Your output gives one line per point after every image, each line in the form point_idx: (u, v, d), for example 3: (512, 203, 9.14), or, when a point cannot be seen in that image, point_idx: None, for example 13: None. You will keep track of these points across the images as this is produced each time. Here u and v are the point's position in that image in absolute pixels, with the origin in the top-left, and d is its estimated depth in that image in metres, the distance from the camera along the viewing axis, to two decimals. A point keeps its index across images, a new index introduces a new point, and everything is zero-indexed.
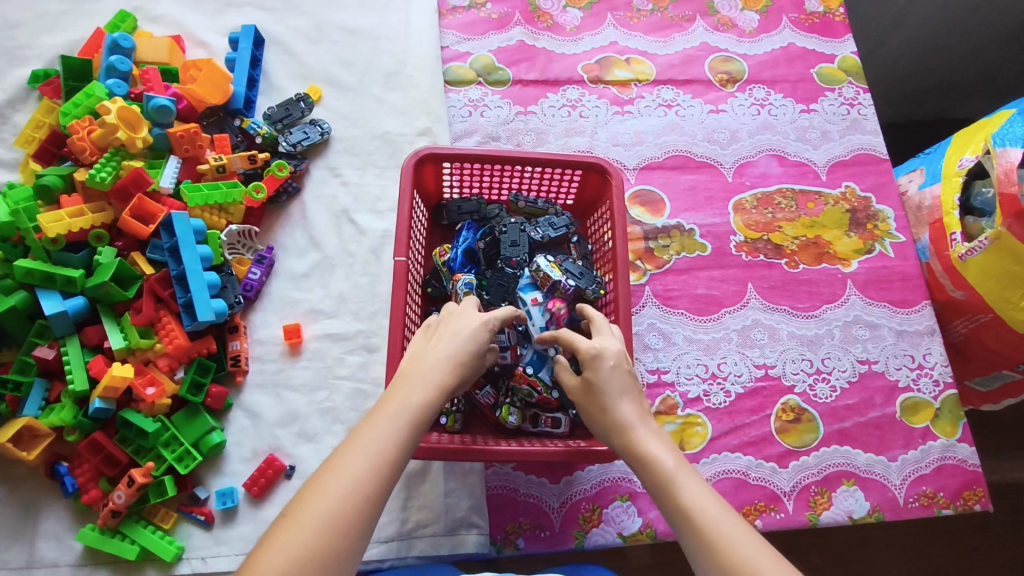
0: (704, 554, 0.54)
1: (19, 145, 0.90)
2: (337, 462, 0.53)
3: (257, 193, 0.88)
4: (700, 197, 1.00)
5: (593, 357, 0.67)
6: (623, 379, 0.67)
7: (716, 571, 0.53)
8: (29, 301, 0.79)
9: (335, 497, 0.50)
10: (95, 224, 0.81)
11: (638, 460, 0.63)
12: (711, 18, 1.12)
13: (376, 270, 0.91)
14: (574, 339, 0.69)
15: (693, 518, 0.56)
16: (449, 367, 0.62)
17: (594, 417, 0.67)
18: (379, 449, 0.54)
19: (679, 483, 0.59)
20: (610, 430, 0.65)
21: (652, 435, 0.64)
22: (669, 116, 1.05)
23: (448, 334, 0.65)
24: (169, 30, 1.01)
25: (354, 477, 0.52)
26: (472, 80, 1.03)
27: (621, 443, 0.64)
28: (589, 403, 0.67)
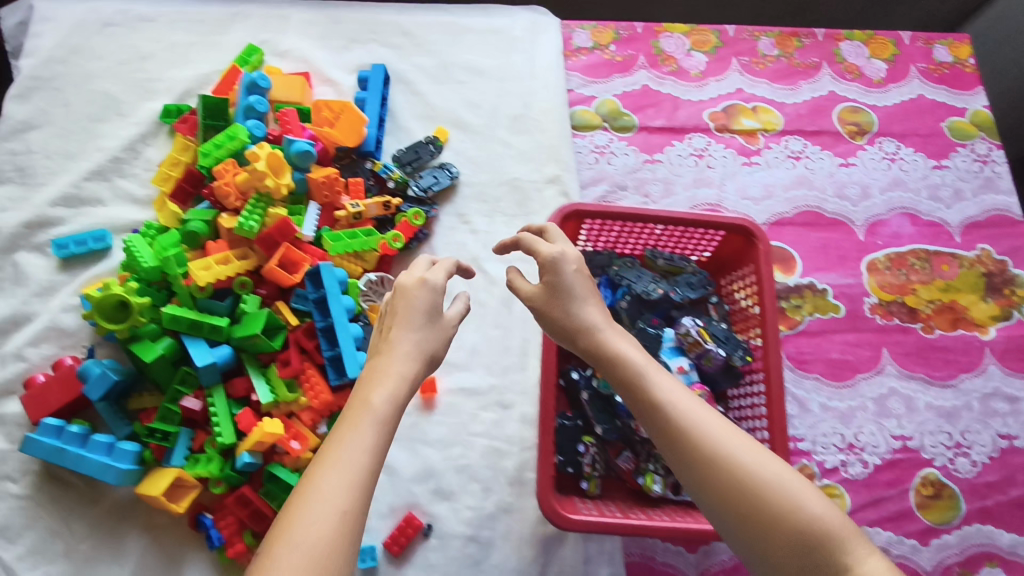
0: (682, 449, 0.56)
1: (155, 183, 0.88)
2: (315, 475, 0.50)
3: (395, 242, 0.86)
4: (832, 256, 0.98)
5: (558, 269, 0.67)
6: (584, 285, 0.67)
7: (692, 458, 0.55)
8: (175, 347, 0.78)
9: (330, 501, 0.48)
10: (240, 271, 0.79)
11: (610, 362, 0.63)
12: (838, 66, 1.09)
13: (508, 321, 0.89)
14: (535, 245, 0.68)
15: (666, 411, 0.57)
16: (414, 350, 0.60)
17: (555, 320, 0.66)
18: (359, 457, 0.51)
19: (650, 377, 0.60)
20: (575, 332, 0.65)
21: (618, 336, 0.64)
22: (798, 169, 1.02)
23: (406, 315, 0.62)
24: (296, 65, 0.99)
25: (338, 491, 0.49)
26: (598, 126, 1.01)
27: (587, 345, 0.64)
28: (553, 305, 0.66)
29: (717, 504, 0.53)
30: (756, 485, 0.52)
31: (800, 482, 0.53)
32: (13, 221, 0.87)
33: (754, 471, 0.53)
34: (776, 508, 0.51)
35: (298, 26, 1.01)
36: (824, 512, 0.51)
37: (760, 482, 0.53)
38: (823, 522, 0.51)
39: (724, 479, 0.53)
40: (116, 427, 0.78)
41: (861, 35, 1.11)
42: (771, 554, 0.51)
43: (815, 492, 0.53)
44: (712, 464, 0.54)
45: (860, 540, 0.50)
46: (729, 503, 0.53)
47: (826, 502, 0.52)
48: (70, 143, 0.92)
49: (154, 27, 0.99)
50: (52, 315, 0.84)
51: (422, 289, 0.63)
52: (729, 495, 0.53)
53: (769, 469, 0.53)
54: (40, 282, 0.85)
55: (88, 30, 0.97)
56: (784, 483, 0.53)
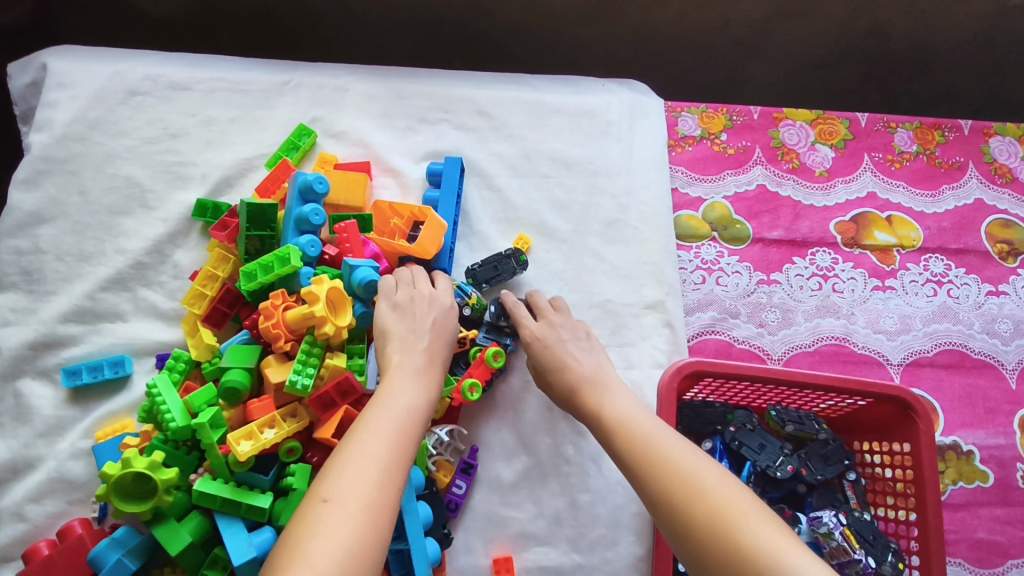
0: (646, 488, 0.54)
1: (185, 302, 0.74)
2: (344, 454, 0.50)
3: (472, 391, 0.71)
4: (978, 408, 0.82)
5: (551, 328, 0.72)
6: (580, 344, 0.72)
7: (646, 475, 0.55)
8: (206, 526, 0.64)
9: (348, 495, 0.47)
10: (288, 435, 0.65)
11: (591, 413, 0.65)
12: (985, 167, 0.92)
13: (599, 485, 0.75)
14: (515, 312, 0.74)
15: (628, 445, 0.58)
16: (426, 354, 0.64)
17: (554, 389, 0.70)
18: (389, 433, 0.53)
19: (618, 414, 0.62)
20: (567, 388, 0.68)
21: (603, 388, 0.66)
22: (939, 297, 0.86)
23: (425, 322, 0.67)
24: (353, 150, 0.84)
25: (371, 467, 0.49)
26: (705, 236, 0.85)
27: (572, 402, 0.67)
28: (540, 369, 0.71)
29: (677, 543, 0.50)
30: (708, 517, 0.49)
31: (764, 515, 0.48)
32: (15, 340, 0.73)
33: (702, 501, 0.50)
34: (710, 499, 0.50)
35: (357, 100, 0.85)
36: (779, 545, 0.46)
37: (711, 515, 0.49)
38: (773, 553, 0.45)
39: (670, 483, 0.52)
40: None
41: (1014, 130, 0.94)
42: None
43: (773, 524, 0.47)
44: (667, 496, 0.52)
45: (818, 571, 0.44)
46: (684, 540, 0.50)
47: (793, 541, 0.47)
48: (85, 240, 0.77)
49: (188, 97, 0.83)
50: (57, 462, 0.70)
51: (431, 304, 0.68)
52: (680, 498, 0.51)
53: (717, 495, 0.50)
54: (47, 420, 0.71)
55: (110, 100, 0.82)
56: (734, 517, 0.48)
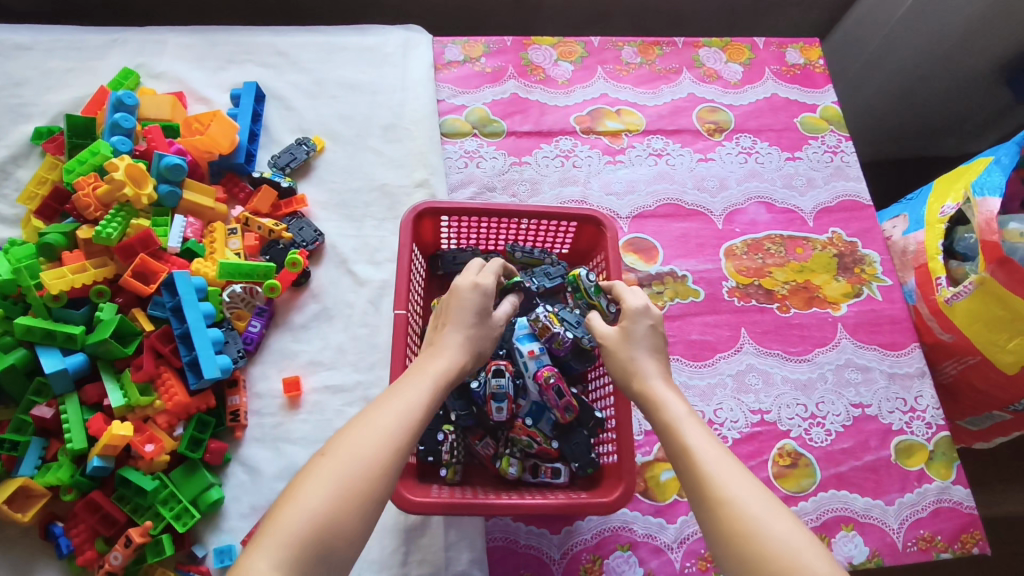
0: (701, 494, 0.57)
1: (23, 202, 0.91)
2: (349, 435, 0.57)
3: (273, 290, 0.88)
4: (691, 244, 1.03)
5: (637, 307, 0.73)
6: (655, 340, 0.72)
7: (698, 481, 0.57)
8: (29, 357, 0.79)
9: (358, 459, 0.55)
10: (97, 279, 0.81)
11: (654, 409, 0.66)
12: (697, 70, 1.16)
13: (375, 320, 0.93)
14: (621, 294, 0.76)
15: (692, 456, 0.59)
16: (461, 341, 0.70)
17: (618, 362, 0.71)
18: (390, 426, 0.58)
19: (684, 420, 0.63)
20: (627, 372, 0.70)
21: (672, 388, 0.68)
22: (659, 165, 1.08)
23: (460, 317, 0.72)
24: (171, 86, 1.03)
25: (374, 449, 0.56)
26: (467, 132, 1.06)
27: (635, 389, 0.69)
28: (620, 348, 0.71)
29: (721, 551, 0.53)
30: (762, 539, 0.52)
31: (812, 544, 0.52)
32: None
33: (760, 527, 0.52)
34: (754, 521, 0.53)
35: (175, 49, 1.05)
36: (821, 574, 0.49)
37: (769, 539, 0.52)
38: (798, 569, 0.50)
39: (723, 500, 0.55)
40: None
41: (719, 42, 1.19)
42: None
43: (820, 556, 0.51)
44: (722, 508, 0.55)
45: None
46: (732, 551, 0.53)
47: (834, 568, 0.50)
48: None
49: (31, 55, 1.02)
50: None
51: (474, 291, 0.73)
52: (724, 511, 0.54)
53: (780, 528, 0.52)
54: None
55: None
56: (795, 548, 0.51)
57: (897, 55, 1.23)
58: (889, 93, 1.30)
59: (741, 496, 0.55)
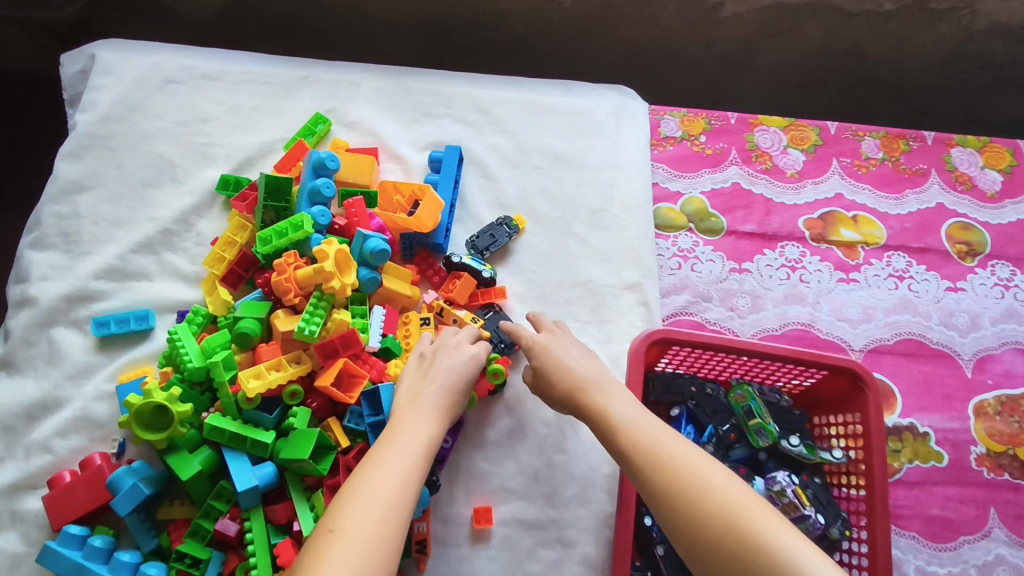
0: (656, 488, 0.57)
1: (207, 264, 0.82)
2: (345, 496, 0.54)
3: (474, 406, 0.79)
4: (935, 394, 0.88)
5: (554, 340, 0.75)
6: (576, 355, 0.73)
7: (651, 475, 0.58)
8: (214, 459, 0.71)
9: (363, 514, 0.52)
10: (293, 379, 0.72)
11: (599, 416, 0.66)
12: (948, 175, 0.99)
13: (574, 445, 0.81)
14: (521, 332, 0.77)
15: (628, 444, 0.62)
16: (444, 398, 0.67)
17: (552, 390, 0.72)
18: (390, 485, 0.55)
19: (626, 425, 0.64)
20: (564, 392, 0.70)
21: (604, 388, 0.68)
22: (900, 290, 0.92)
23: (441, 371, 0.69)
24: (364, 138, 0.92)
25: (388, 489, 0.55)
26: (682, 226, 0.93)
27: (580, 407, 0.68)
28: (547, 379, 0.72)
29: (676, 528, 0.55)
30: (721, 516, 0.53)
31: (763, 510, 0.53)
32: (52, 293, 0.81)
33: (711, 498, 0.54)
34: (708, 502, 0.54)
35: (368, 95, 0.95)
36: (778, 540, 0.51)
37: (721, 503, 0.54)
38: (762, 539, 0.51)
39: (679, 488, 0.56)
40: (142, 541, 0.71)
41: (975, 142, 1.02)
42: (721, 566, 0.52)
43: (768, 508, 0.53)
44: (676, 497, 0.56)
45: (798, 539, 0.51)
46: (683, 522, 0.55)
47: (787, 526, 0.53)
48: (120, 209, 0.86)
49: (218, 87, 0.93)
50: (83, 402, 0.77)
51: (449, 350, 0.71)
52: (679, 498, 0.56)
53: (726, 487, 0.55)
54: (75, 363, 0.79)
55: (148, 87, 0.92)
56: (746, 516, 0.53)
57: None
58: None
59: (693, 476, 0.57)
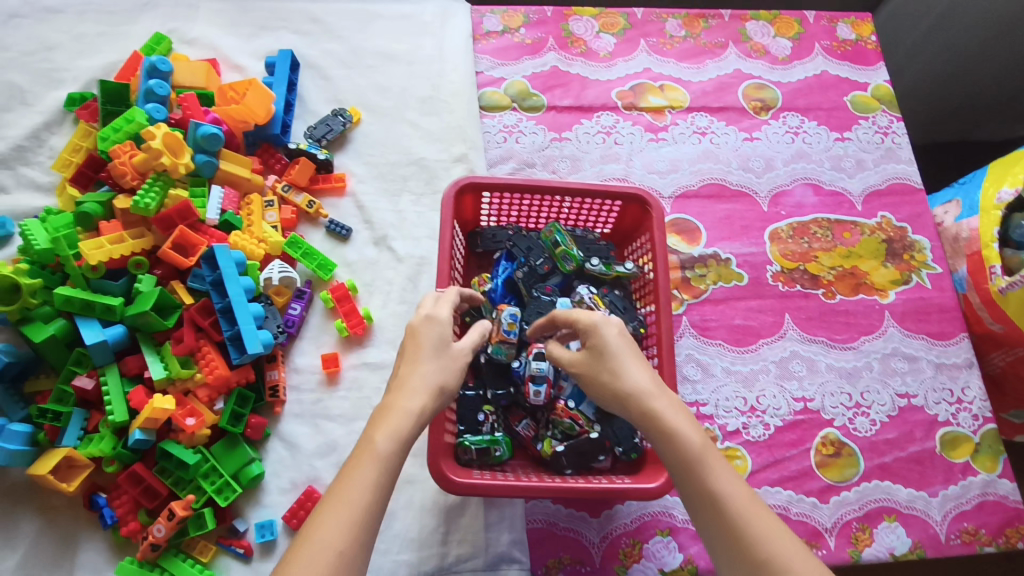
0: (735, 544, 0.52)
1: (57, 169, 0.89)
2: (313, 534, 0.48)
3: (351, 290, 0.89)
4: (736, 226, 1.00)
5: (610, 328, 0.66)
6: (627, 345, 0.65)
7: (727, 531, 0.53)
8: (69, 328, 0.78)
9: (324, 555, 0.47)
10: (134, 250, 0.80)
11: (661, 432, 0.59)
12: (743, 45, 1.12)
13: (413, 297, 0.90)
14: (573, 313, 0.69)
15: (722, 503, 0.54)
16: (430, 388, 0.59)
17: (599, 384, 0.64)
18: (358, 509, 0.50)
19: (704, 461, 0.57)
20: (624, 395, 0.62)
21: (677, 411, 0.60)
22: (703, 143, 1.04)
23: (424, 354, 0.61)
24: (205, 53, 1.00)
25: (355, 512, 0.49)
26: (506, 106, 1.03)
27: (635, 408, 0.61)
28: (596, 370, 0.64)
29: None
30: None
31: None
32: None
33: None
34: None
35: (207, 14, 1.03)
36: None
37: None
38: None
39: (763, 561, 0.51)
40: (9, 410, 0.77)
41: (767, 15, 1.15)
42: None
43: None
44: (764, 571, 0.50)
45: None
46: None
47: None
48: None
49: (62, 18, 1.00)
50: None
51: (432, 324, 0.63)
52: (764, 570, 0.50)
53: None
54: None
55: None
56: None
57: (938, 46, 1.20)
58: (925, 88, 1.25)
59: (772, 545, 0.51)
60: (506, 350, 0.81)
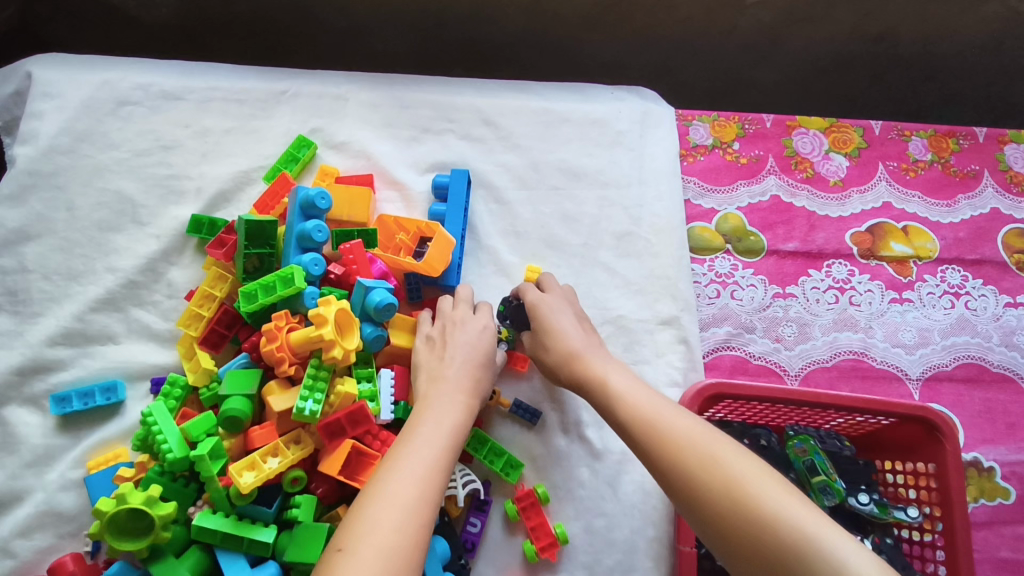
0: (656, 460, 0.52)
1: (181, 324, 0.70)
2: (361, 510, 0.47)
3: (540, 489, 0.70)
4: (999, 424, 0.80)
5: (553, 301, 0.70)
6: (578, 315, 0.70)
7: (646, 449, 0.53)
8: (206, 561, 0.61)
9: (392, 529, 0.46)
10: (293, 464, 0.62)
11: (591, 381, 0.62)
12: (1000, 175, 0.91)
13: (612, 507, 0.71)
14: (521, 287, 0.72)
15: (640, 423, 0.55)
16: (466, 381, 0.63)
17: (542, 359, 0.68)
18: (407, 496, 0.48)
19: (618, 395, 0.59)
20: (557, 362, 0.66)
21: (602, 359, 0.64)
22: (958, 309, 0.84)
23: (456, 351, 0.65)
24: (356, 162, 0.81)
25: (410, 490, 0.49)
26: (719, 248, 0.83)
27: (569, 370, 0.64)
28: (537, 345, 0.68)
29: (698, 517, 0.48)
30: (720, 483, 0.48)
31: (771, 475, 0.48)
32: None
33: (707, 466, 0.49)
34: (707, 477, 0.48)
35: (358, 110, 0.83)
36: (783, 503, 0.45)
37: (738, 495, 0.46)
38: (762, 504, 0.45)
39: (678, 464, 0.50)
40: None
41: None
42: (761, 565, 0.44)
43: (791, 494, 0.46)
44: (682, 474, 0.50)
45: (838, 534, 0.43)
46: (705, 514, 0.48)
47: (794, 494, 0.46)
48: (74, 258, 0.73)
49: (181, 107, 0.80)
50: (47, 494, 0.65)
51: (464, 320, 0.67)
52: (676, 473, 0.50)
53: (734, 463, 0.49)
54: (34, 449, 0.67)
55: (99, 110, 0.78)
56: (745, 481, 0.47)
57: None
58: None
59: (687, 444, 0.51)
60: None
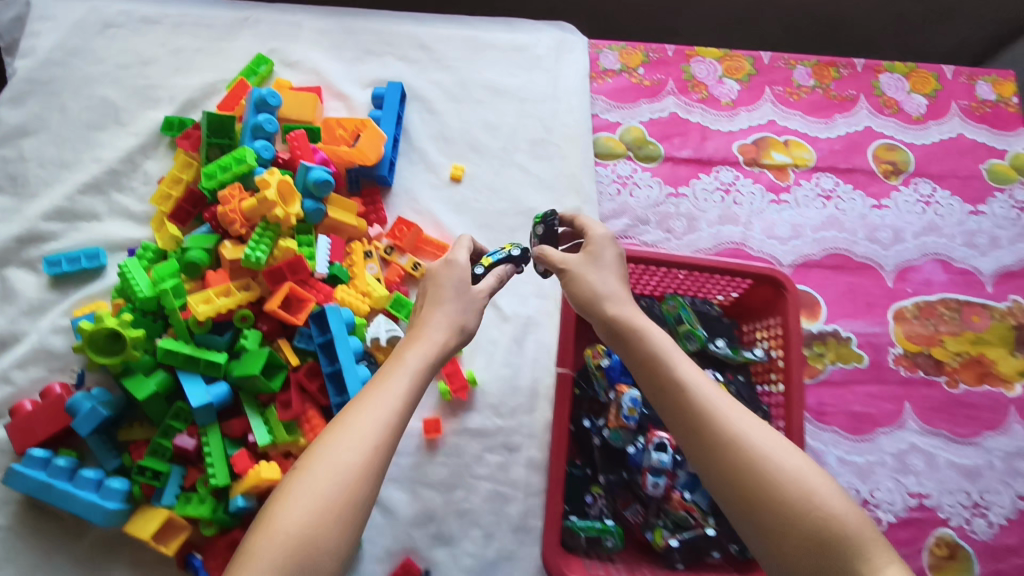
0: (684, 417, 0.55)
1: (154, 202, 0.84)
2: (332, 444, 0.50)
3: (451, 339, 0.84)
4: (859, 302, 0.94)
5: (603, 246, 0.66)
6: (620, 268, 0.66)
7: (681, 406, 0.55)
8: (169, 382, 0.74)
9: (353, 451, 0.50)
10: (241, 303, 0.75)
11: (624, 329, 0.61)
12: (875, 99, 1.04)
13: (519, 360, 0.86)
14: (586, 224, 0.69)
15: (672, 382, 0.56)
16: (450, 326, 0.61)
17: (576, 291, 0.65)
18: (374, 435, 0.51)
19: (659, 346, 0.59)
20: (590, 300, 0.63)
21: (629, 308, 0.63)
22: (829, 209, 0.98)
23: (451, 291, 0.63)
24: (307, 77, 0.94)
25: (380, 434, 0.51)
26: (621, 154, 0.96)
27: (598, 313, 0.63)
28: (584, 276, 0.65)
29: (717, 482, 0.52)
30: (749, 459, 0.51)
31: (813, 468, 0.52)
32: (2, 234, 0.82)
33: (751, 447, 0.52)
34: (743, 453, 0.51)
35: (310, 35, 0.96)
36: (831, 501, 0.49)
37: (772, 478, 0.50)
38: (801, 496, 0.49)
39: (717, 439, 0.52)
40: (104, 460, 0.74)
41: (902, 68, 1.07)
42: (780, 547, 0.48)
43: (830, 489, 0.50)
44: (720, 448, 0.52)
45: (879, 547, 0.48)
46: (730, 482, 0.51)
47: (832, 486, 0.51)
48: (65, 151, 0.87)
49: (158, 30, 0.94)
50: (40, 335, 0.79)
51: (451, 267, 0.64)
52: (716, 446, 0.52)
53: (787, 459, 0.51)
54: (30, 300, 0.80)
55: (88, 32, 0.92)
56: (794, 474, 0.50)
57: None
58: None
59: (725, 417, 0.54)
60: (623, 436, 0.76)
